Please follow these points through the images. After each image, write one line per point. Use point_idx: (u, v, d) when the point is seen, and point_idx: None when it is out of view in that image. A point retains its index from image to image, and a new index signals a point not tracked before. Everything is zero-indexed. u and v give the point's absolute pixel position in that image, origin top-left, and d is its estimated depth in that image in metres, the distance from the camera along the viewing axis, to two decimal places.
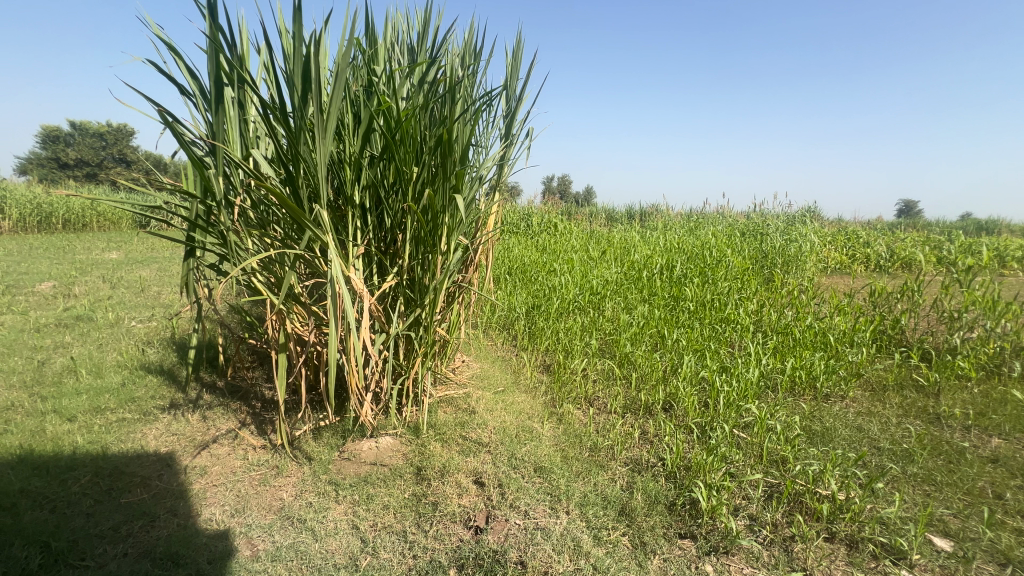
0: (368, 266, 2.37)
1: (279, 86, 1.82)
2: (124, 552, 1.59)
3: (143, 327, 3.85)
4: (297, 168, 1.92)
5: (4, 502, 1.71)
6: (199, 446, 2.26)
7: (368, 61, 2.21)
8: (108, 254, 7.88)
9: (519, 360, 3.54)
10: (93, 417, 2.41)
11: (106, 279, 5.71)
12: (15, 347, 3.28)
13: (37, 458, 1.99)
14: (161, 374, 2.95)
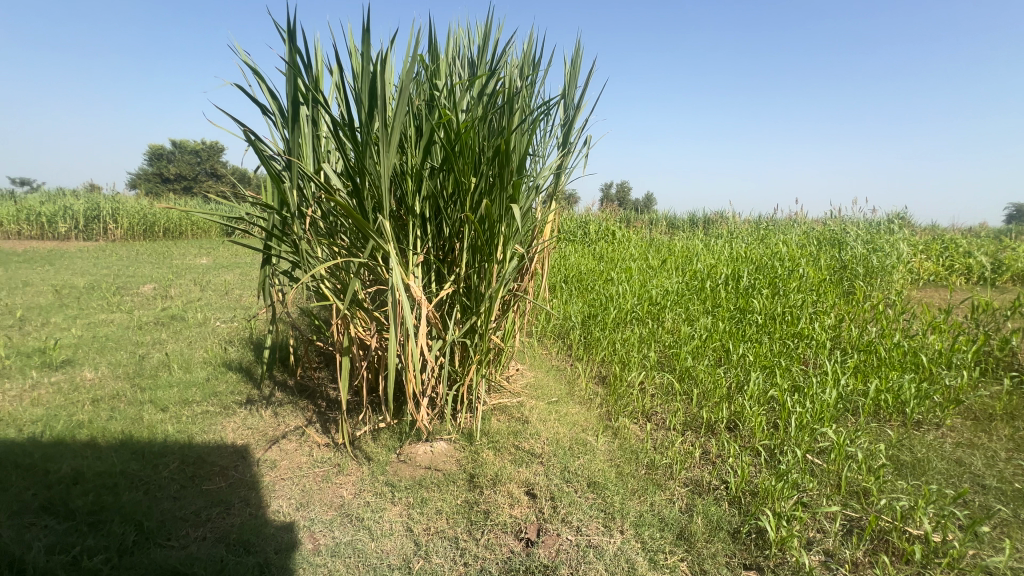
0: (427, 273, 2.43)
1: (348, 103, 1.93)
2: (203, 536, 1.73)
3: (226, 328, 4.20)
4: (362, 180, 2.02)
5: (109, 481, 1.91)
6: (270, 441, 2.41)
7: (431, 76, 2.28)
8: (198, 260, 8.71)
9: (574, 371, 3.49)
10: (182, 408, 2.65)
11: (197, 282, 6.31)
12: (121, 342, 3.69)
13: (135, 443, 2.21)
14: (240, 371, 3.19)
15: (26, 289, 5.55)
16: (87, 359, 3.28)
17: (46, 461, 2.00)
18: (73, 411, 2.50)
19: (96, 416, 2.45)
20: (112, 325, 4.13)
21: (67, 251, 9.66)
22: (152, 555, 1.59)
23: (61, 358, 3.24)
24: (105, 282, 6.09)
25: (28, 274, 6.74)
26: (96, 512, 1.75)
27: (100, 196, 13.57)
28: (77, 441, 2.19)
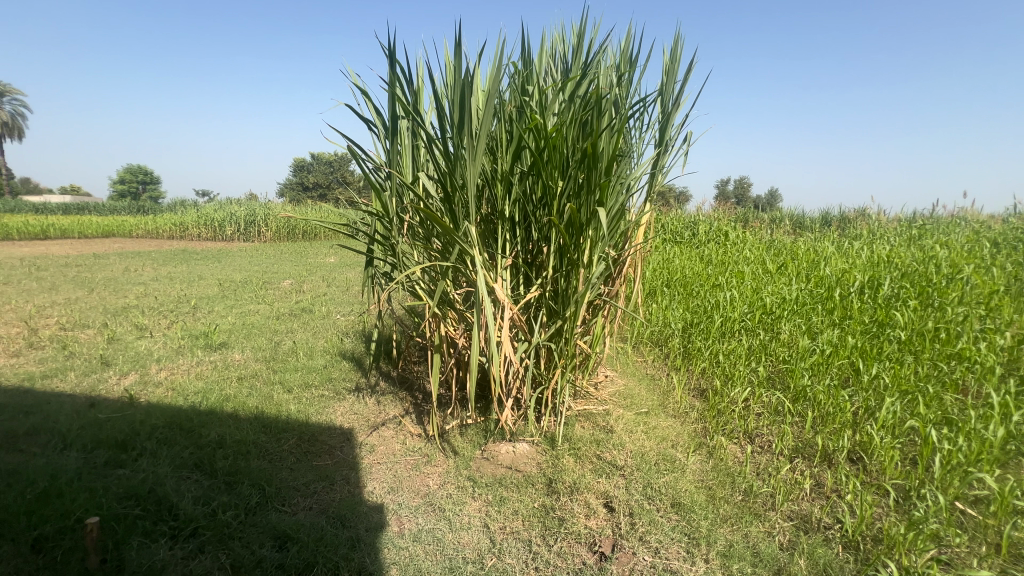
0: (515, 276, 2.48)
1: (441, 116, 2.06)
2: (310, 506, 1.96)
3: (344, 321, 4.70)
4: (453, 187, 2.14)
5: (243, 448, 2.26)
6: (371, 427, 2.65)
7: (522, 82, 2.32)
8: (328, 259, 9.86)
9: (669, 381, 3.30)
10: (304, 390, 3.03)
11: (326, 279, 7.14)
12: (263, 329, 4.32)
13: (265, 418, 2.58)
14: (352, 361, 3.56)
15: (201, 282, 6.75)
16: (238, 343, 3.90)
17: (201, 427, 2.42)
18: (223, 386, 2.99)
19: (239, 392, 2.91)
20: (258, 314, 4.86)
21: (233, 251, 11.59)
22: (269, 516, 1.84)
23: (219, 341, 3.90)
24: (257, 277, 7.18)
25: (203, 269, 8.20)
26: (232, 473, 2.07)
27: (257, 204, 16.00)
28: (224, 412, 2.62)
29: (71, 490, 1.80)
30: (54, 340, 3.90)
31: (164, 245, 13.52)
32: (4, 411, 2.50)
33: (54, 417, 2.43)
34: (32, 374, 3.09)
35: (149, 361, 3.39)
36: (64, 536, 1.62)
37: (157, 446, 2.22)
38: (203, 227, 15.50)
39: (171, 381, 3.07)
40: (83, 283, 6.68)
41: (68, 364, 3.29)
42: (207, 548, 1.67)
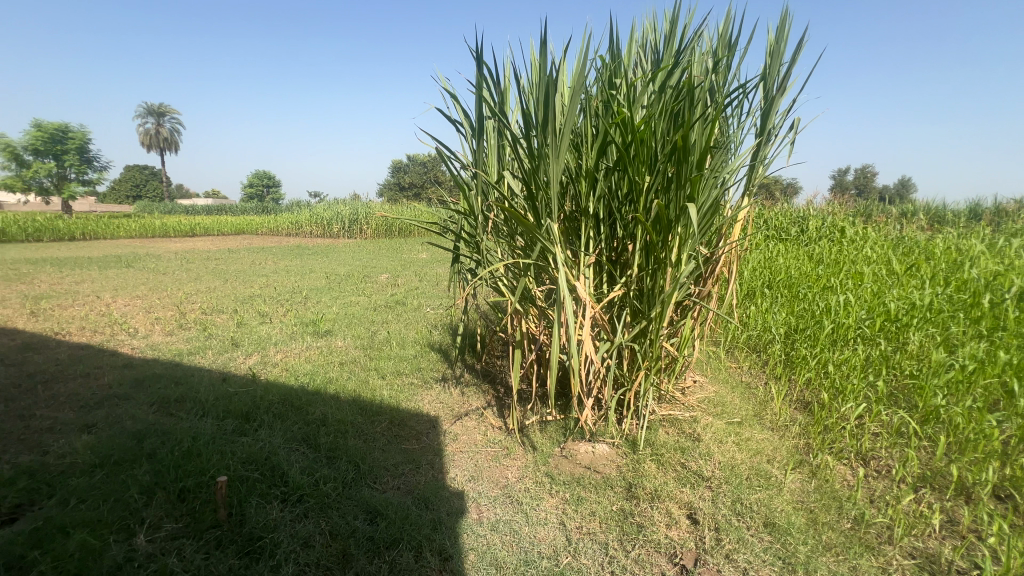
0: (598, 274, 2.44)
1: (526, 114, 2.08)
2: (398, 486, 2.10)
3: (434, 314, 4.96)
4: (536, 184, 2.16)
5: (342, 427, 2.48)
6: (455, 416, 2.77)
7: (610, 75, 2.26)
8: (420, 255, 10.45)
9: (766, 391, 3.04)
10: (396, 377, 3.25)
11: (418, 274, 7.57)
12: (363, 319, 4.70)
13: (362, 401, 2.81)
14: (440, 352, 3.74)
15: (312, 275, 7.51)
16: (340, 331, 4.28)
17: (308, 405, 2.70)
18: (327, 370, 3.30)
19: (340, 375, 3.20)
20: (358, 305, 5.29)
21: (339, 247, 12.74)
22: (363, 491, 2.01)
23: (325, 328, 4.31)
24: (359, 271, 7.81)
25: (315, 263, 9.11)
26: (332, 449, 2.29)
27: (360, 203, 17.38)
28: (327, 392, 2.90)
29: (206, 451, 2.10)
30: (198, 322, 4.58)
31: (283, 241, 15.24)
32: (161, 380, 2.99)
33: (196, 389, 2.85)
34: (181, 350, 3.66)
35: (269, 344, 3.85)
36: (200, 491, 1.90)
37: (273, 420, 2.52)
38: (315, 225, 17.23)
39: (285, 363, 3.46)
40: (221, 274, 7.77)
41: (207, 343, 3.85)
42: (310, 514, 1.86)
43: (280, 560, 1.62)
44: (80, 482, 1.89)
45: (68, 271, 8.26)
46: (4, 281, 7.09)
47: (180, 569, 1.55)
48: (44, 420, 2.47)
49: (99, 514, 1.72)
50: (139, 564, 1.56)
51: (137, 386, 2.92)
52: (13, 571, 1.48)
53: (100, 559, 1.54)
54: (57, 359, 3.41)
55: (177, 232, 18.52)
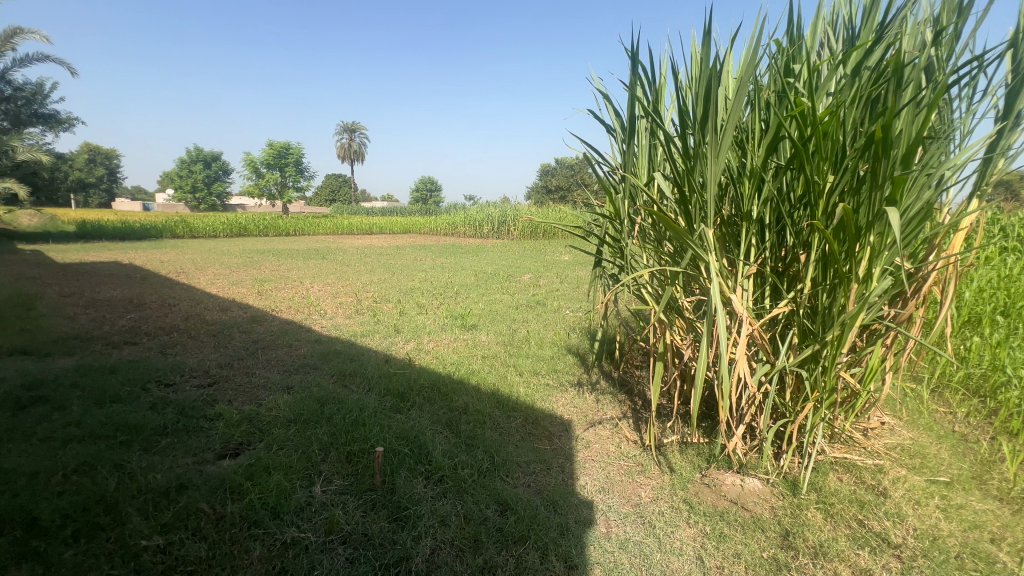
0: (760, 287, 2.17)
1: (683, 112, 1.94)
2: (529, 484, 2.14)
3: (572, 316, 4.98)
4: (691, 186, 2.00)
5: (480, 417, 2.63)
6: (589, 423, 2.74)
7: (787, 60, 1.98)
8: (562, 257, 10.63)
9: (992, 448, 2.37)
10: (532, 375, 3.34)
11: (560, 276, 7.69)
12: (505, 316, 4.94)
13: (500, 395, 2.95)
14: (576, 356, 3.74)
15: (463, 272, 8.16)
16: (485, 326, 4.57)
17: (453, 392, 2.92)
18: (471, 361, 3.54)
19: (482, 368, 3.40)
20: (502, 303, 5.58)
21: (488, 247, 13.65)
22: (496, 483, 2.09)
23: (471, 322, 4.64)
24: (504, 271, 8.24)
25: (466, 262, 9.88)
26: (471, 437, 2.44)
27: (509, 206, 18.35)
28: (470, 383, 3.10)
29: (370, 423, 2.43)
30: (370, 309, 5.33)
31: (442, 240, 16.89)
32: (340, 356, 3.55)
33: (365, 366, 3.32)
34: (356, 332, 4.29)
35: (424, 333, 4.29)
36: (363, 456, 2.19)
37: (423, 402, 2.79)
38: (469, 226, 18.71)
39: (436, 351, 3.80)
40: (390, 268, 8.93)
41: (376, 328, 4.45)
42: (449, 494, 2.00)
43: (421, 532, 1.77)
44: (280, 432, 2.34)
45: (284, 260, 10.34)
46: (243, 266, 9.21)
47: (343, 522, 1.80)
48: (261, 378, 3.11)
49: (291, 461, 2.10)
50: (315, 510, 1.86)
51: (323, 359, 3.50)
52: (234, 495, 1.89)
53: (289, 499, 1.87)
54: (271, 330, 4.29)
55: (360, 230, 21.84)
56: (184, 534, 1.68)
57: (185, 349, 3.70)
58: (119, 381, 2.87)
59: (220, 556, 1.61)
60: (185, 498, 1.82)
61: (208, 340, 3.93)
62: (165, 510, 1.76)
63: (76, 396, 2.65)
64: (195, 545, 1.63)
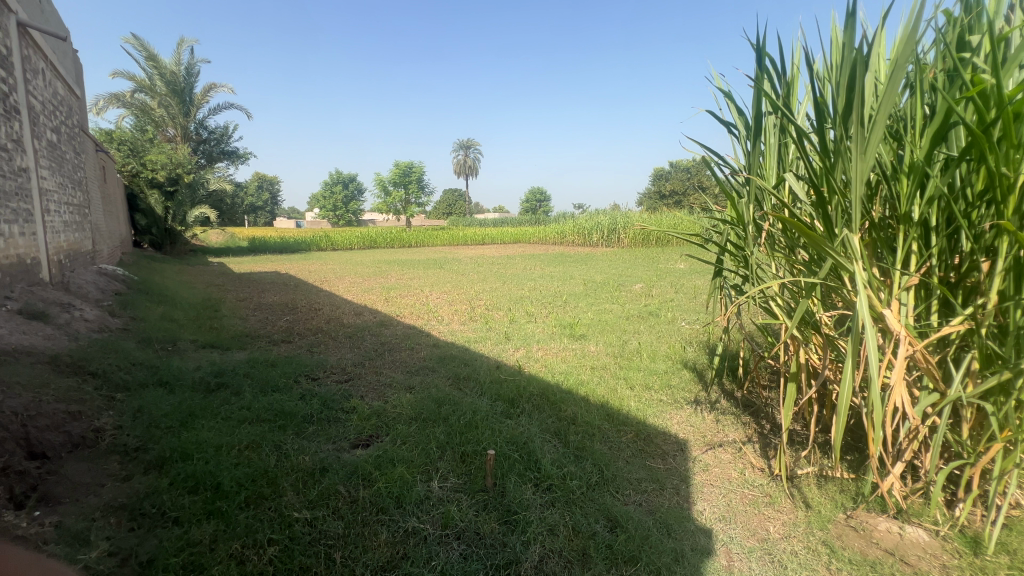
0: (924, 302, 1.84)
1: (821, 105, 1.75)
2: (639, 503, 2.05)
3: (689, 329, 4.69)
4: (831, 187, 1.78)
5: (589, 429, 2.60)
6: (707, 444, 2.55)
7: (961, 33, 1.68)
8: (677, 265, 10.14)
9: None
10: (644, 390, 3.21)
11: (674, 285, 7.32)
12: (615, 327, 4.83)
13: (609, 408, 2.88)
14: (693, 371, 3.52)
15: (572, 282, 8.17)
16: (594, 336, 4.51)
17: (561, 401, 2.93)
18: (580, 372, 3.51)
19: (591, 379, 3.36)
20: (612, 313, 5.46)
21: (597, 255, 13.47)
22: (606, 498, 2.05)
23: (580, 332, 4.61)
24: (614, 280, 8.08)
25: (575, 270, 9.88)
26: (580, 448, 2.42)
27: (620, 213, 17.96)
28: (579, 394, 3.08)
29: (482, 426, 2.55)
30: (482, 316, 5.58)
31: (550, 249, 17.12)
32: (455, 361, 3.77)
33: (478, 371, 3.48)
34: (470, 338, 4.53)
35: (533, 341, 4.37)
36: (476, 457, 2.30)
37: (532, 409, 2.85)
38: (578, 235, 18.65)
39: (545, 359, 3.85)
40: (502, 277, 9.25)
41: (488, 335, 4.65)
42: (557, 504, 2.01)
43: (530, 538, 1.80)
44: (404, 428, 2.56)
45: (407, 270, 11.31)
46: (374, 275, 10.26)
47: (458, 518, 1.90)
48: (388, 377, 3.44)
49: (412, 456, 2.28)
50: (432, 504, 1.99)
51: (441, 363, 3.76)
52: (365, 482, 2.11)
53: (410, 491, 2.04)
54: (396, 334, 4.71)
55: (474, 241, 23.01)
56: (326, 511, 1.91)
57: (327, 348, 4.23)
58: (278, 374, 3.38)
59: (354, 535, 1.81)
60: (327, 480, 2.08)
61: (345, 341, 4.44)
62: (311, 489, 2.03)
63: (248, 384, 3.18)
64: (334, 522, 1.85)
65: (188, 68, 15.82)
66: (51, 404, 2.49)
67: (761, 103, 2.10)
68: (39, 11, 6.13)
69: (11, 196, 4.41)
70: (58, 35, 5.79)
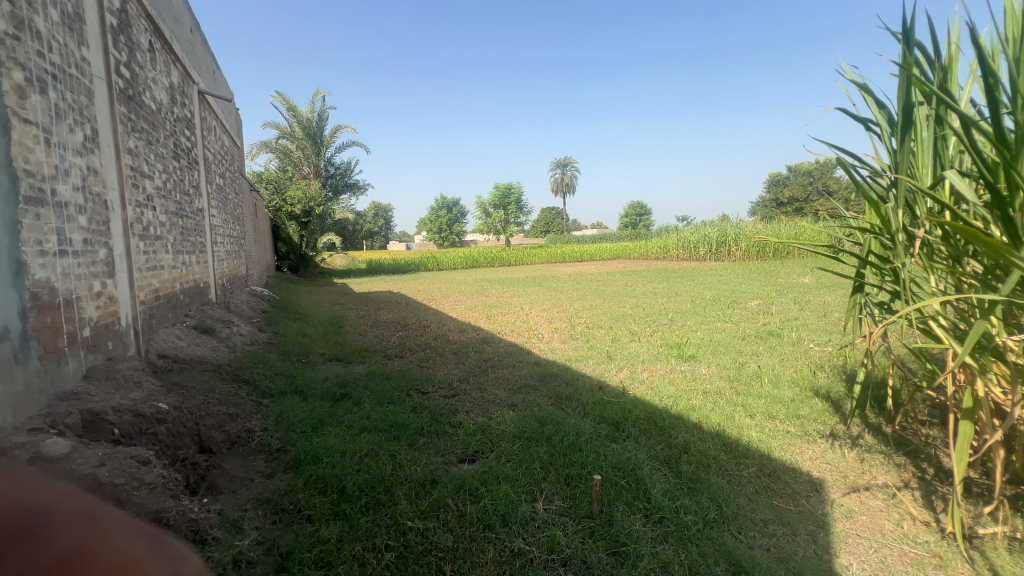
0: None
1: (992, 87, 1.47)
2: (767, 547, 1.83)
3: (819, 352, 4.16)
4: (1011, 183, 1.48)
5: (704, 459, 2.40)
6: (850, 487, 2.22)
7: None
8: (801, 279, 9.14)
9: None
10: (767, 419, 2.89)
11: (798, 302, 6.58)
12: (729, 348, 4.45)
13: (727, 437, 2.63)
14: (827, 401, 3.10)
15: (678, 298, 7.74)
16: (704, 357, 4.20)
17: (671, 428, 2.75)
18: (691, 396, 3.27)
19: (703, 404, 3.11)
20: (724, 333, 5.05)
21: (704, 270, 12.63)
22: (726, 538, 1.86)
23: (689, 353, 4.32)
24: (726, 296, 7.51)
25: (680, 286, 9.38)
26: (694, 480, 2.24)
27: (729, 224, 16.76)
28: (690, 420, 2.86)
29: (587, 449, 2.49)
30: (583, 335, 5.50)
31: (652, 265, 16.49)
32: (557, 380, 3.75)
33: (580, 392, 3.42)
34: (570, 357, 4.48)
35: (637, 362, 4.19)
36: (580, 481, 2.24)
37: (639, 434, 2.71)
38: (683, 249, 17.70)
39: (650, 381, 3.65)
40: (601, 294, 9.08)
41: (589, 354, 4.56)
42: (670, 539, 1.87)
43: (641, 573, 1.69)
44: (508, 446, 2.59)
45: (506, 287, 11.61)
46: (476, 293, 10.69)
47: (564, 544, 1.85)
48: (491, 394, 3.52)
49: (517, 475, 2.29)
50: (538, 526, 1.97)
51: (543, 381, 3.76)
52: (472, 497, 2.16)
53: (515, 510, 2.04)
54: (498, 352, 4.83)
55: (572, 257, 22.96)
56: (437, 523, 1.98)
57: (435, 364, 4.46)
58: (393, 387, 3.64)
59: (463, 550, 1.85)
60: (437, 492, 2.17)
61: (451, 357, 4.66)
62: (423, 499, 2.13)
63: (368, 396, 3.47)
64: (444, 535, 1.91)
65: (320, 114, 18.15)
66: (216, 407, 2.94)
67: (909, 93, 1.84)
68: (213, 80, 7.47)
69: (191, 231, 5.37)
70: (226, 98, 7.00)
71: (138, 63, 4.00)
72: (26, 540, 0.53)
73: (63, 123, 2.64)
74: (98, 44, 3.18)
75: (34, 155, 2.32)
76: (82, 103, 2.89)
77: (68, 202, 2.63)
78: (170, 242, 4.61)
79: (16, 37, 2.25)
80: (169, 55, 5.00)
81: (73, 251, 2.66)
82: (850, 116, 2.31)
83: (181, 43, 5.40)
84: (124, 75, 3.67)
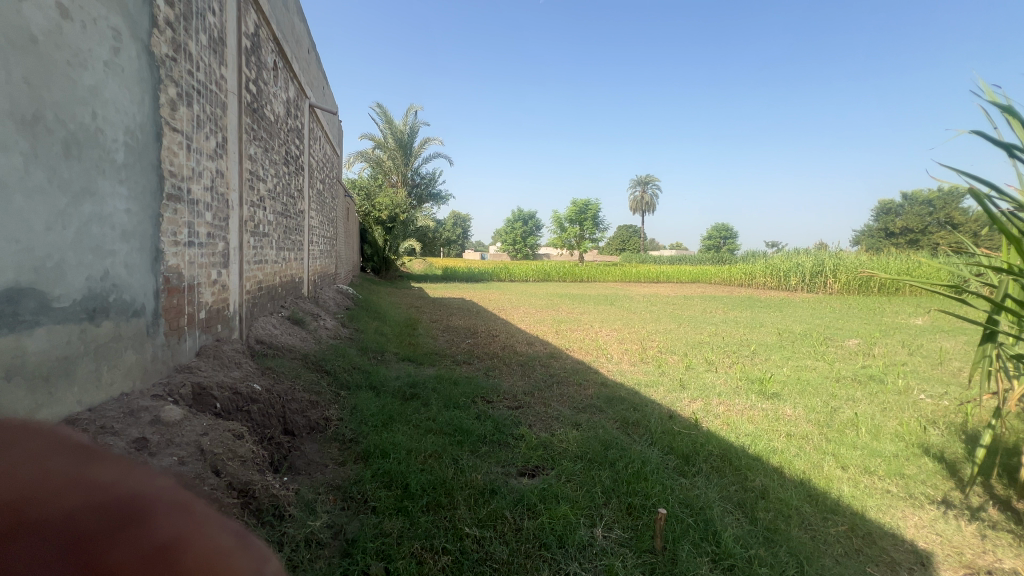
0: None
1: None
2: None
3: (931, 404, 3.66)
4: None
5: (785, 508, 2.19)
6: (965, 566, 1.92)
7: None
8: (913, 320, 8.18)
9: None
10: (863, 474, 2.58)
11: (906, 345, 5.87)
12: (820, 389, 4.05)
13: (812, 488, 2.39)
14: (940, 462, 2.72)
15: (761, 329, 7.21)
16: (790, 397, 3.84)
17: (748, 468, 2.55)
18: (771, 437, 3.01)
19: (786, 448, 2.84)
20: (815, 372, 4.61)
21: (795, 301, 11.57)
22: None
23: (773, 390, 3.98)
24: (819, 331, 6.88)
25: (765, 316, 8.76)
26: (772, 529, 2.05)
27: (827, 253, 15.43)
28: (770, 463, 2.63)
29: (652, 478, 2.38)
30: (655, 359, 5.26)
31: (734, 291, 15.64)
32: (624, 404, 3.62)
33: (648, 418, 3.28)
34: (640, 381, 4.33)
35: (712, 394, 3.93)
36: (643, 512, 2.15)
37: (711, 471, 2.54)
38: (771, 277, 16.57)
39: (726, 416, 3.41)
40: (677, 318, 8.71)
41: (660, 379, 4.37)
42: None
43: None
44: (569, 465, 2.54)
45: (577, 304, 11.53)
46: (547, 307, 10.75)
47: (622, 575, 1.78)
48: (556, 410, 3.48)
49: (576, 497, 2.24)
50: (595, 553, 1.91)
51: (608, 403, 3.66)
52: (530, 513, 2.14)
53: (573, 533, 1.99)
54: (565, 368, 4.79)
55: (647, 278, 22.23)
56: (493, 533, 1.99)
57: (502, 373, 4.51)
58: (460, 392, 3.72)
59: (517, 565, 1.83)
60: (494, 502, 2.17)
61: (517, 369, 4.68)
62: (481, 508, 2.14)
63: (435, 398, 3.58)
64: (500, 546, 1.91)
65: (411, 128, 19.30)
66: (300, 393, 3.19)
67: None
68: (323, 95, 8.22)
69: (292, 231, 5.91)
70: (331, 111, 7.66)
71: (263, 80, 4.51)
72: (130, 521, 0.52)
73: (202, 131, 3.04)
74: (234, 63, 3.62)
75: (177, 159, 2.69)
76: (217, 114, 3.31)
77: (199, 200, 3.01)
78: (275, 240, 5.10)
79: (174, 58, 2.63)
80: (288, 73, 5.57)
81: (199, 242, 3.03)
82: (988, 139, 2.05)
83: (298, 62, 6.01)
84: (252, 90, 4.15)
